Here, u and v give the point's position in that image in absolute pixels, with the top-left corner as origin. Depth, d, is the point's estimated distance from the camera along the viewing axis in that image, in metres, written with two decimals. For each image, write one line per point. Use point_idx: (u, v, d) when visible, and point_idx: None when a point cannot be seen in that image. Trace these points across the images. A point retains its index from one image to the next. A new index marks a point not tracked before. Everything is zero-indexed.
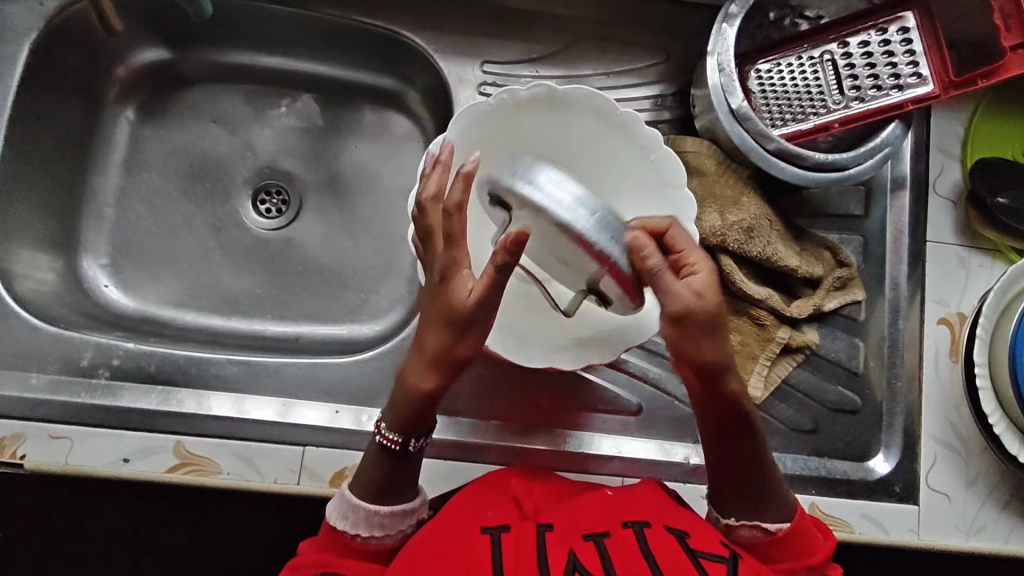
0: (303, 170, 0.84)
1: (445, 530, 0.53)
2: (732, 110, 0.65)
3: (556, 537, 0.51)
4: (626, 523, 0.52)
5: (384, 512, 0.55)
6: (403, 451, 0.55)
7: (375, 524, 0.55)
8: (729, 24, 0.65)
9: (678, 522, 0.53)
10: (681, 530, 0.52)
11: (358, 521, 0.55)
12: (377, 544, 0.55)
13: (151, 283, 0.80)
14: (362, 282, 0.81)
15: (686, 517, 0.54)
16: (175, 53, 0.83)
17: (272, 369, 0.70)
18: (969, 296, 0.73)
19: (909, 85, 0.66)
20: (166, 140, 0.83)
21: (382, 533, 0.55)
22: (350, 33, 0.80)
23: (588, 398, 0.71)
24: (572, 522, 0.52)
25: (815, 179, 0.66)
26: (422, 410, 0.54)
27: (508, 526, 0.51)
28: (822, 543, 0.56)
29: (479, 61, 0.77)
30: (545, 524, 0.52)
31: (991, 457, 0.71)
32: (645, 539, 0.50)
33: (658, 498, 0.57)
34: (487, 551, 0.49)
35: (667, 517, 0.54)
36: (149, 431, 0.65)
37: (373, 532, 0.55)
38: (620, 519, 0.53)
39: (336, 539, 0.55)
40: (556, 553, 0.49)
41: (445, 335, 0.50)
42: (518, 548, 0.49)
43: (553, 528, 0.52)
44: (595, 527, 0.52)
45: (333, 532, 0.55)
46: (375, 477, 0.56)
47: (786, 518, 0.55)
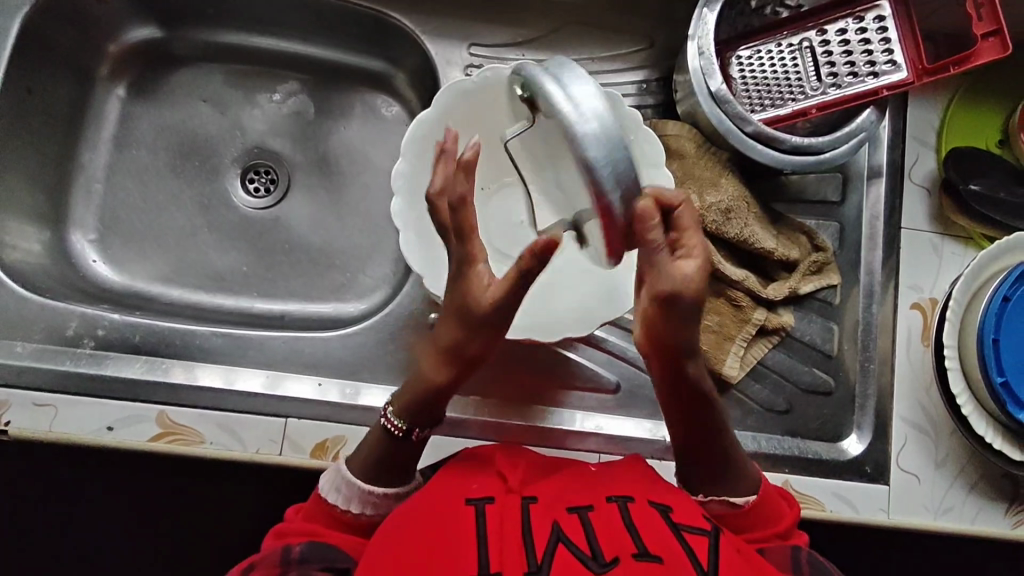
0: (292, 149, 0.85)
1: (429, 504, 0.52)
2: (711, 92, 0.67)
3: (540, 510, 0.50)
4: (610, 497, 0.52)
5: (380, 491, 0.56)
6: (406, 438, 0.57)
7: (369, 503, 0.56)
8: (709, 9, 0.67)
9: (662, 498, 0.54)
10: (664, 505, 0.53)
11: (352, 496, 0.56)
12: (368, 519, 0.56)
13: (139, 259, 0.81)
14: (348, 261, 0.82)
15: (670, 492, 0.55)
16: (165, 31, 0.84)
17: (258, 343, 0.71)
18: (942, 282, 0.74)
19: (884, 72, 0.67)
20: (156, 118, 0.84)
21: (375, 510, 0.56)
22: (339, 14, 0.81)
23: (566, 376, 0.72)
24: (558, 495, 0.52)
25: (791, 163, 0.67)
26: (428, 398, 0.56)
27: (492, 498, 0.51)
28: (790, 511, 0.58)
29: (466, 44, 0.78)
30: (529, 497, 0.52)
31: (960, 439, 0.72)
32: (630, 513, 0.50)
33: (644, 473, 0.57)
34: (470, 521, 0.49)
35: (653, 493, 0.54)
36: (133, 400, 0.66)
37: (364, 509, 0.56)
38: (605, 494, 0.53)
39: (324, 509, 0.56)
40: (540, 526, 0.48)
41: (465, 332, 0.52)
42: (502, 519, 0.49)
43: (537, 501, 0.51)
44: (581, 501, 0.51)
45: (323, 503, 0.56)
46: (374, 457, 0.57)
47: (752, 489, 0.58)
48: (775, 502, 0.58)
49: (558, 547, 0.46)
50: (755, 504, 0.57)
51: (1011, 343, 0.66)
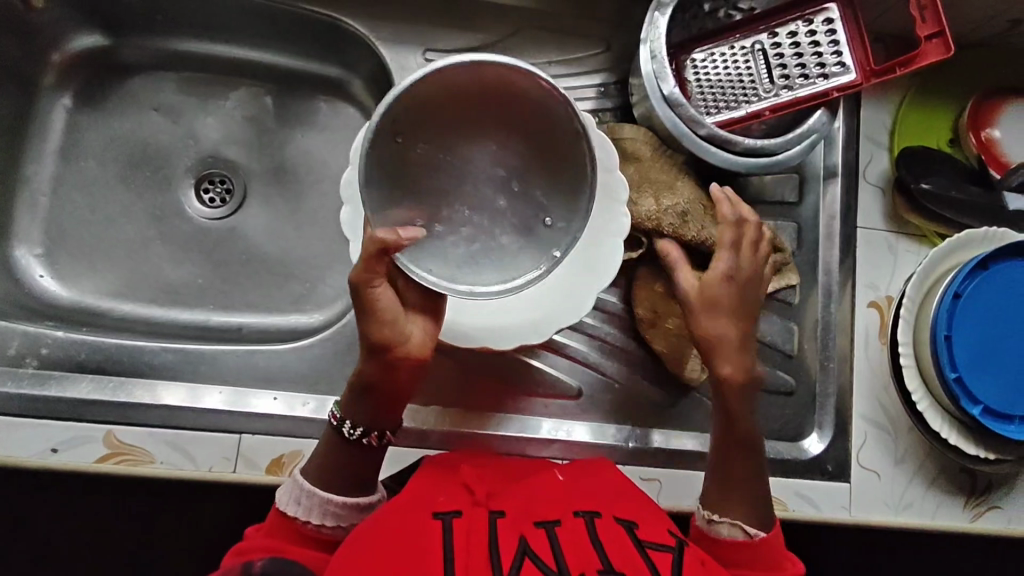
0: (246, 158, 0.83)
1: (398, 516, 0.50)
2: (664, 95, 0.67)
3: (507, 523, 0.49)
4: (577, 512, 0.51)
5: (340, 500, 0.54)
6: (358, 445, 0.56)
7: (329, 514, 0.54)
8: (661, 13, 0.67)
9: (628, 514, 0.53)
10: (629, 520, 0.52)
11: (312, 506, 0.54)
12: (327, 531, 0.54)
13: (88, 273, 0.78)
14: (307, 272, 0.81)
15: (637, 509, 0.54)
16: (113, 39, 0.81)
17: (211, 358, 0.69)
18: (898, 280, 0.75)
19: (834, 74, 0.68)
20: (104, 128, 0.81)
21: (334, 523, 0.54)
22: (292, 20, 0.79)
23: (527, 383, 0.72)
24: (525, 509, 0.51)
25: (746, 164, 0.68)
26: (368, 395, 0.56)
27: (459, 512, 0.50)
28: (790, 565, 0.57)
29: (421, 49, 0.77)
30: (497, 511, 0.51)
31: (919, 436, 0.73)
32: (595, 527, 0.49)
33: (617, 489, 0.57)
34: (437, 534, 0.47)
35: (618, 509, 0.53)
36: (79, 420, 0.64)
37: (323, 521, 0.54)
38: (572, 509, 0.52)
39: (287, 525, 0.54)
40: (507, 539, 0.47)
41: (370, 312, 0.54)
42: (469, 533, 0.48)
43: (504, 515, 0.50)
44: (548, 515, 0.51)
45: (284, 516, 0.54)
46: (329, 464, 0.56)
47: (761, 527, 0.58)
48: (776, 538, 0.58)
49: (526, 563, 0.45)
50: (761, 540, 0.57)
51: (965, 338, 0.67)
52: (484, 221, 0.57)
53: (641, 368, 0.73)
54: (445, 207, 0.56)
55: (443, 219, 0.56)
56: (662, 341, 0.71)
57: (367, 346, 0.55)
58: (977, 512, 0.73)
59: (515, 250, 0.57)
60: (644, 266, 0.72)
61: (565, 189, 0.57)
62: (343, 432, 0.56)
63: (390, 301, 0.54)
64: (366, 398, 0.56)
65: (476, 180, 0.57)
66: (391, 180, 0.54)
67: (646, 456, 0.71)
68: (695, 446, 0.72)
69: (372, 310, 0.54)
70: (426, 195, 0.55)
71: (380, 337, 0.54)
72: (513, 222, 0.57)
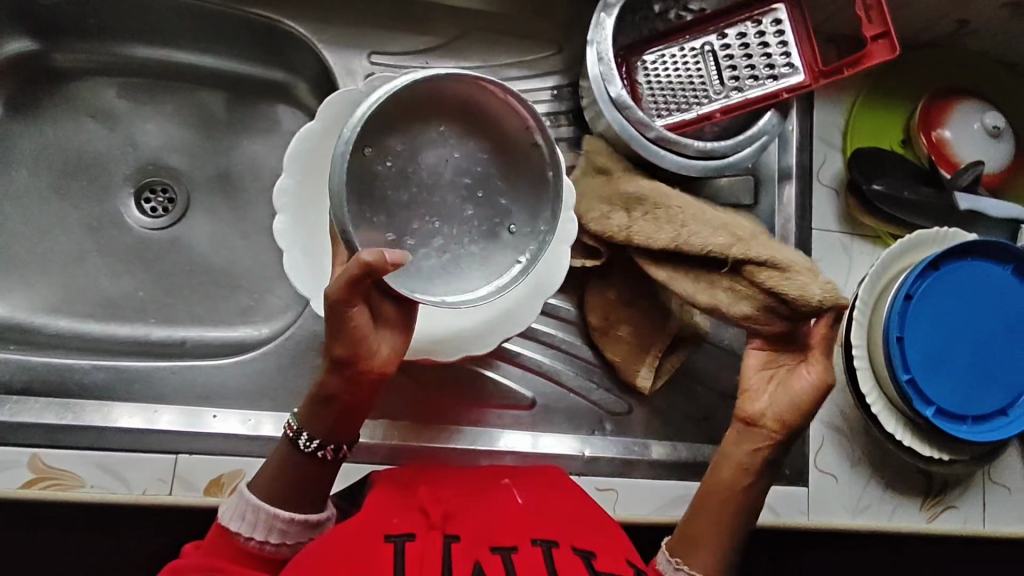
0: (190, 166, 0.80)
1: (349, 541, 0.48)
2: (611, 98, 0.66)
3: (462, 549, 0.47)
4: (535, 540, 0.49)
5: (286, 517, 0.52)
6: (315, 459, 0.54)
7: (274, 530, 0.52)
8: (607, 14, 0.66)
9: (586, 544, 0.50)
10: (587, 552, 0.49)
11: (257, 522, 0.51)
12: (271, 550, 0.51)
13: (20, 288, 0.74)
14: (254, 282, 0.78)
15: (595, 537, 0.52)
16: (43, 43, 0.77)
17: (148, 375, 0.67)
18: (854, 279, 0.76)
19: (783, 75, 0.67)
20: (37, 135, 0.78)
21: (280, 539, 0.52)
22: (232, 22, 0.76)
23: (481, 394, 0.70)
24: (482, 531, 0.49)
25: (697, 167, 0.67)
26: (330, 408, 0.53)
27: (412, 536, 0.48)
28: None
29: (367, 52, 0.75)
30: (451, 535, 0.49)
31: (875, 437, 0.73)
32: (554, 560, 0.47)
33: (577, 514, 0.54)
34: (388, 561, 0.45)
35: (577, 537, 0.51)
36: (2, 445, 0.60)
37: (269, 538, 0.51)
38: (529, 536, 0.49)
39: (228, 541, 0.51)
40: (460, 567, 0.45)
41: (337, 328, 0.50)
42: (422, 560, 0.46)
43: (459, 540, 0.49)
44: (506, 540, 0.48)
45: (226, 531, 0.51)
46: (279, 478, 0.53)
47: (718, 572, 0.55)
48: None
49: None
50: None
51: (916, 339, 0.67)
52: (453, 229, 0.56)
53: (596, 375, 0.72)
54: (412, 220, 0.55)
55: (412, 232, 0.55)
56: (612, 349, 0.70)
57: (330, 360, 0.51)
58: (933, 512, 0.73)
59: (484, 256, 0.56)
60: (596, 278, 0.70)
61: (529, 197, 0.56)
62: (298, 444, 0.53)
63: (363, 322, 0.50)
64: (326, 409, 0.53)
65: (444, 191, 0.56)
66: (361, 194, 0.53)
67: (602, 466, 0.69)
68: (652, 453, 0.71)
69: (339, 327, 0.50)
70: (398, 208, 0.54)
71: (344, 353, 0.51)
72: (480, 229, 0.56)
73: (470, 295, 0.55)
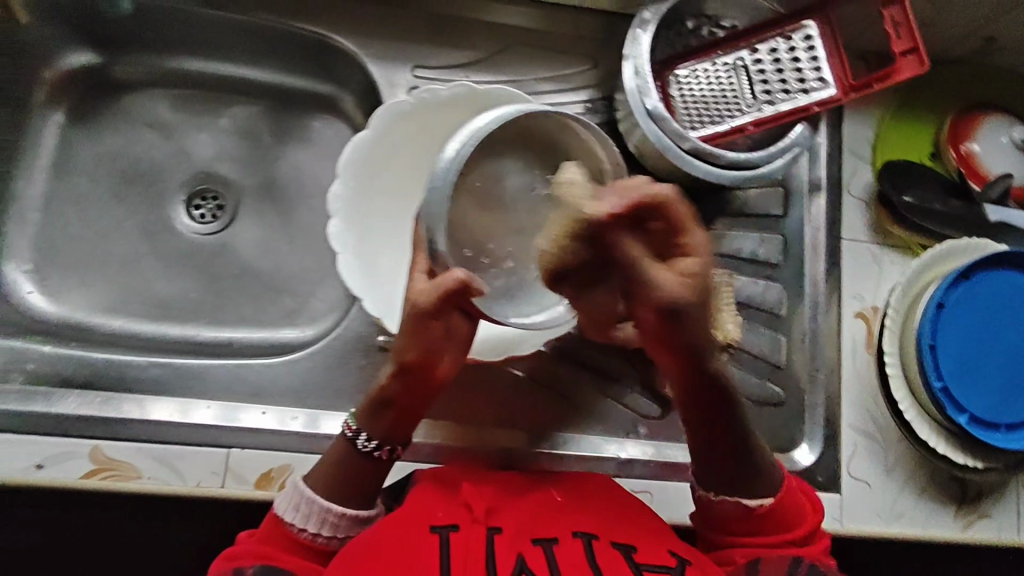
0: (239, 174, 0.84)
1: (395, 530, 0.50)
2: (648, 110, 0.68)
3: (505, 542, 0.49)
4: (576, 532, 0.51)
5: (338, 512, 0.53)
6: (372, 458, 0.55)
7: (326, 523, 0.53)
8: (643, 30, 0.69)
9: (626, 537, 0.52)
10: (627, 546, 0.51)
11: (310, 515, 0.53)
12: (323, 543, 0.53)
13: (78, 289, 0.78)
14: (298, 285, 0.81)
15: (634, 530, 0.54)
16: (106, 57, 0.82)
17: (200, 372, 0.70)
18: (883, 290, 0.76)
19: (815, 89, 0.69)
20: (95, 144, 0.82)
21: (331, 532, 0.54)
22: (282, 37, 0.79)
23: (522, 397, 0.72)
24: (523, 526, 0.51)
25: (731, 177, 0.68)
26: (390, 411, 0.55)
27: (456, 527, 0.50)
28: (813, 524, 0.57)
29: (411, 65, 0.78)
30: (494, 527, 0.50)
31: (908, 445, 0.74)
32: (595, 553, 0.49)
33: (616, 510, 0.56)
34: (435, 551, 0.47)
35: (617, 531, 0.53)
36: (66, 436, 0.63)
37: (321, 530, 0.53)
38: (571, 528, 0.51)
39: (280, 531, 0.53)
40: (504, 558, 0.47)
41: (410, 333, 0.53)
42: (467, 551, 0.47)
43: (501, 531, 0.50)
44: (546, 533, 0.50)
45: (280, 522, 0.54)
46: (334, 473, 0.55)
47: (769, 494, 0.56)
48: (796, 501, 0.57)
49: None
50: (769, 510, 0.56)
51: (949, 348, 0.68)
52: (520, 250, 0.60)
53: (631, 380, 0.73)
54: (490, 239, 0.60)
55: (487, 250, 0.60)
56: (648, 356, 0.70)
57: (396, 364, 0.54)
58: (967, 520, 0.73)
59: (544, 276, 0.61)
60: None
61: None
62: (356, 444, 0.55)
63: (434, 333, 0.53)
64: (386, 412, 0.55)
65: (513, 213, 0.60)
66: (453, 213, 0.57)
67: (636, 468, 0.71)
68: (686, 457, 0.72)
69: (413, 333, 0.53)
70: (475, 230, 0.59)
71: (414, 360, 0.53)
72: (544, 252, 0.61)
73: (527, 320, 0.59)
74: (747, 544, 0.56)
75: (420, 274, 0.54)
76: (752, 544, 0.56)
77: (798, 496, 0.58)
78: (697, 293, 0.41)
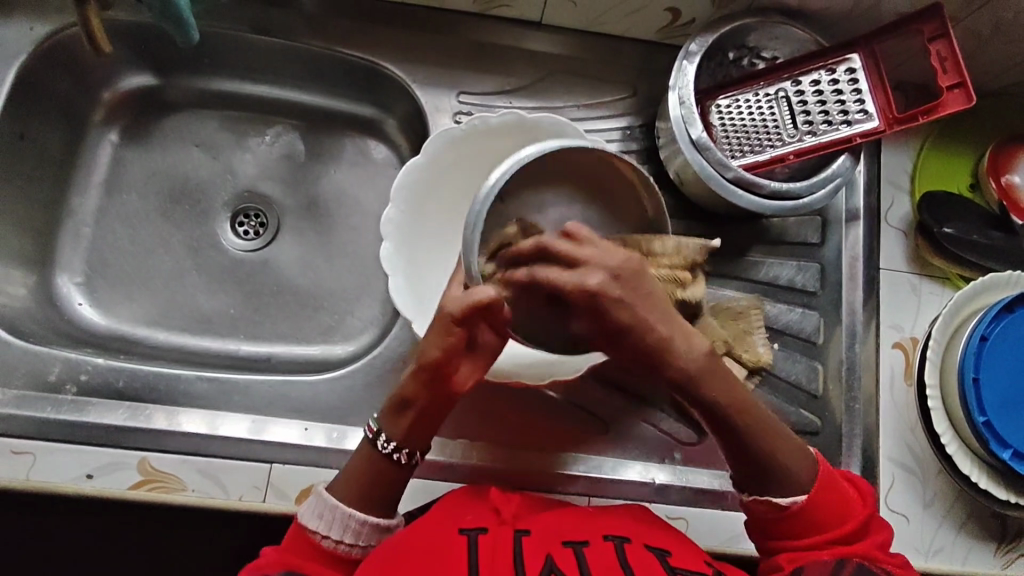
0: (282, 192, 0.86)
1: (423, 533, 0.51)
2: (692, 139, 0.69)
3: (533, 542, 0.49)
4: (606, 536, 0.51)
5: (361, 517, 0.54)
6: (390, 460, 0.56)
7: (348, 530, 0.54)
8: (689, 61, 0.70)
9: (659, 542, 0.52)
10: (661, 550, 0.51)
11: (334, 521, 0.54)
12: (345, 550, 0.54)
13: (125, 301, 0.80)
14: (336, 303, 0.82)
15: (667, 539, 0.53)
16: (160, 78, 0.85)
17: (243, 386, 0.71)
18: (922, 321, 0.76)
19: (857, 121, 0.70)
20: (146, 161, 0.84)
21: (353, 539, 0.54)
22: (330, 62, 0.82)
23: (556, 417, 0.73)
24: (550, 529, 0.51)
25: (772, 207, 0.70)
26: (412, 414, 0.56)
27: (485, 529, 0.50)
28: (861, 511, 0.56)
29: (455, 91, 0.80)
30: (522, 530, 0.51)
31: (947, 479, 0.73)
32: (625, 553, 0.49)
33: (643, 521, 0.55)
34: (464, 551, 0.47)
35: (649, 537, 0.52)
36: (114, 447, 0.65)
37: (344, 537, 0.54)
38: (601, 532, 0.51)
39: (305, 539, 0.54)
40: (533, 557, 0.47)
41: (439, 332, 0.53)
42: (495, 549, 0.48)
43: (530, 534, 0.50)
44: (575, 537, 0.50)
45: (304, 528, 0.54)
46: (354, 477, 0.56)
47: (802, 491, 0.56)
48: (836, 489, 0.57)
49: None
50: (803, 506, 0.56)
51: (992, 382, 0.68)
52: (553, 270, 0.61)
53: (664, 406, 0.74)
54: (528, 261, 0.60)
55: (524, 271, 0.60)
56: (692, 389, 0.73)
57: (422, 366, 0.54)
58: (1008, 558, 0.72)
59: None
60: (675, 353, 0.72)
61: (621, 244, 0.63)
62: (377, 444, 0.56)
63: (455, 341, 0.53)
64: (405, 414, 0.56)
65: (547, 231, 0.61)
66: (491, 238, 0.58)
67: (672, 494, 0.71)
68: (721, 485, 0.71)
69: (442, 332, 0.53)
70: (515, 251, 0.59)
71: (435, 360, 0.53)
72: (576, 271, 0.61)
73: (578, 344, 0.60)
74: (790, 548, 0.56)
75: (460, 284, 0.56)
76: (801, 546, 0.55)
77: (843, 485, 0.58)
78: (619, 294, 0.49)
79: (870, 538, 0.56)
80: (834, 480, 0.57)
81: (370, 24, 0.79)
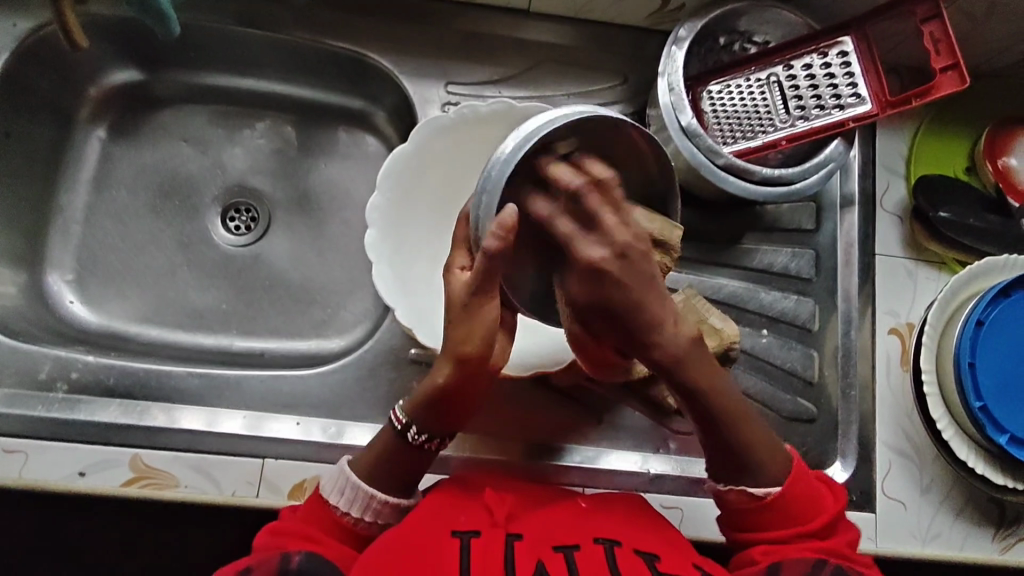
0: (271, 187, 0.85)
1: (416, 534, 0.50)
2: (682, 126, 0.68)
3: (525, 546, 0.48)
4: (598, 538, 0.50)
5: (381, 498, 0.54)
6: (417, 448, 0.55)
7: (369, 509, 0.54)
8: (678, 47, 0.69)
9: (651, 547, 0.51)
10: (651, 555, 0.50)
11: (355, 498, 0.54)
12: (364, 527, 0.54)
13: (115, 299, 0.80)
14: (328, 297, 0.82)
15: (659, 542, 0.52)
16: (146, 74, 0.84)
17: (235, 382, 0.71)
18: (918, 307, 0.75)
19: (850, 104, 0.69)
20: (134, 157, 0.84)
21: (373, 518, 0.54)
22: (318, 55, 0.81)
23: (551, 411, 0.72)
24: (543, 531, 0.50)
25: (764, 193, 0.69)
26: (439, 406, 0.53)
27: (477, 531, 0.49)
28: (831, 508, 0.56)
29: (443, 82, 0.79)
30: (514, 533, 0.50)
31: (944, 465, 0.72)
32: (616, 558, 0.48)
33: (637, 521, 0.55)
34: (456, 556, 0.47)
35: (639, 540, 0.52)
36: (106, 445, 0.65)
37: (363, 515, 0.54)
38: (592, 534, 0.51)
39: (325, 512, 0.54)
40: (523, 563, 0.47)
41: (466, 325, 0.49)
42: (486, 554, 0.47)
43: (522, 537, 0.50)
44: (567, 540, 0.50)
45: (325, 504, 0.55)
46: (380, 461, 0.55)
47: (777, 482, 0.55)
48: (807, 486, 0.56)
49: None
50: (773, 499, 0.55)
51: (987, 366, 0.67)
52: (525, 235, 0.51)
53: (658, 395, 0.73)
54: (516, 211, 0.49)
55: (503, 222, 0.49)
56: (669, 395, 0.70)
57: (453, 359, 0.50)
58: (1006, 543, 0.72)
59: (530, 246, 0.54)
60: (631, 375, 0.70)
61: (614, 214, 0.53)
62: (406, 437, 0.55)
63: (495, 319, 0.49)
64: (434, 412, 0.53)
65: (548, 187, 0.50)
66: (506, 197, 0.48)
67: (667, 483, 0.71)
68: None
69: (470, 324, 0.49)
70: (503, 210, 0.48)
71: (474, 355, 0.50)
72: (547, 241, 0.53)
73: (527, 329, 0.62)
74: (762, 541, 0.55)
75: (458, 270, 0.50)
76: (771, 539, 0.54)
77: (812, 481, 0.57)
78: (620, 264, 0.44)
79: (837, 536, 0.55)
80: (804, 474, 0.56)
81: (356, 16, 0.79)
